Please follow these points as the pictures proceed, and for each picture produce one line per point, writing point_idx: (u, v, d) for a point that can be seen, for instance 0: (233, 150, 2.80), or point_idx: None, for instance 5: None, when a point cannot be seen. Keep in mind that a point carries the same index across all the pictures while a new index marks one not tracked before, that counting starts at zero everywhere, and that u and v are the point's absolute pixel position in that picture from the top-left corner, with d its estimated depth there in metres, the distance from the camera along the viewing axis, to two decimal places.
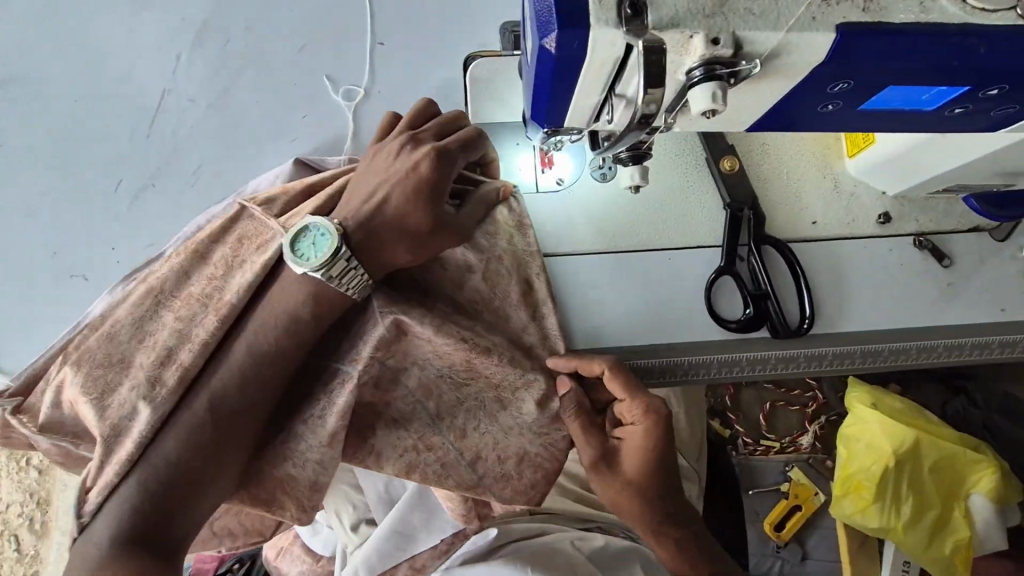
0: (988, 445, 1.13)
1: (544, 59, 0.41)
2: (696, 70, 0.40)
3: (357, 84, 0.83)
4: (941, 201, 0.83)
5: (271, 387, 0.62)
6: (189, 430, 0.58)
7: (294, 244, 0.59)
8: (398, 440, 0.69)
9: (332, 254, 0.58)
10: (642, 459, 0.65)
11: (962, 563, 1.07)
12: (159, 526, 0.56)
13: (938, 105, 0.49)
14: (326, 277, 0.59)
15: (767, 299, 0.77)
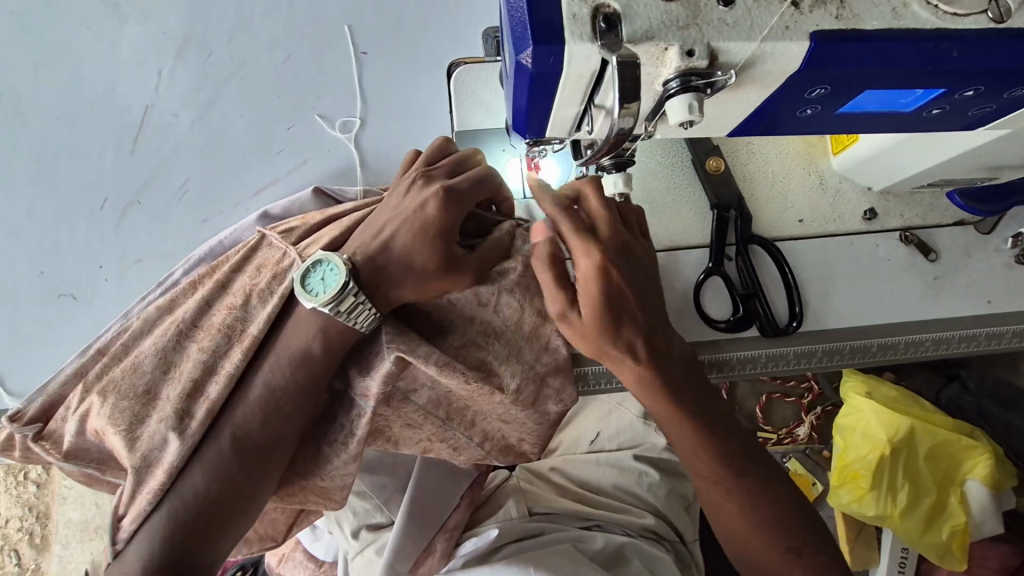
0: (982, 432, 1.15)
1: (521, 74, 0.41)
2: (673, 82, 0.40)
3: (353, 116, 0.82)
4: (926, 196, 0.84)
5: (294, 422, 0.63)
6: (215, 464, 0.60)
7: (304, 280, 0.59)
8: (414, 436, 0.75)
9: (341, 288, 0.58)
10: (598, 299, 0.56)
11: (958, 548, 1.09)
12: (187, 559, 0.57)
13: (917, 106, 0.49)
14: (334, 312, 0.59)
15: (755, 298, 0.77)
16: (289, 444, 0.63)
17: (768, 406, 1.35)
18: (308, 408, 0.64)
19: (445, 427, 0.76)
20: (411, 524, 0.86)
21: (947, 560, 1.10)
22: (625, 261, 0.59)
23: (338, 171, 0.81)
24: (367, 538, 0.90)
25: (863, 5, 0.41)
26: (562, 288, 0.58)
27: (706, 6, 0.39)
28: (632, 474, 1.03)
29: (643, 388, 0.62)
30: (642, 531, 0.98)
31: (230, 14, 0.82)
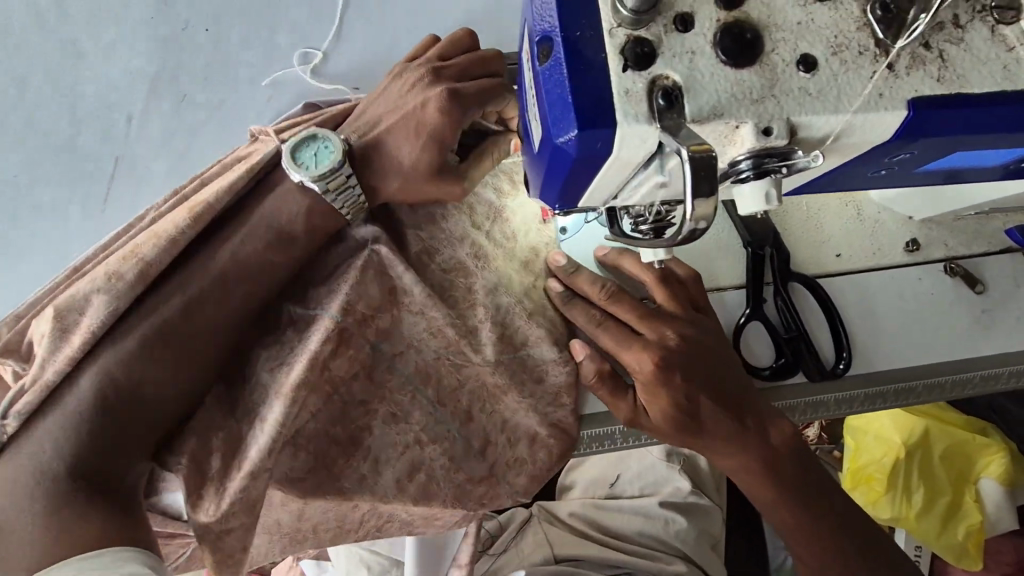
0: (993, 428, 1.12)
1: (560, 158, 0.34)
2: (744, 162, 0.33)
3: (314, 45, 0.75)
4: (971, 222, 0.77)
5: (248, 296, 0.56)
6: (152, 329, 0.54)
7: (295, 151, 0.56)
8: (397, 436, 0.60)
9: (333, 167, 0.55)
10: (664, 410, 0.59)
11: (974, 547, 1.06)
12: (107, 444, 0.51)
13: (1004, 161, 0.42)
14: (323, 191, 0.56)
15: (799, 343, 0.71)
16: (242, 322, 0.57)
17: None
18: (267, 279, 0.57)
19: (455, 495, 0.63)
20: None
21: (962, 560, 1.07)
22: (686, 357, 0.60)
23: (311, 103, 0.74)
24: None
25: (968, 63, 0.34)
26: (623, 399, 0.62)
27: (784, 73, 0.33)
28: (658, 520, 1.00)
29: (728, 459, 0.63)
30: None
31: (204, 44, 0.72)
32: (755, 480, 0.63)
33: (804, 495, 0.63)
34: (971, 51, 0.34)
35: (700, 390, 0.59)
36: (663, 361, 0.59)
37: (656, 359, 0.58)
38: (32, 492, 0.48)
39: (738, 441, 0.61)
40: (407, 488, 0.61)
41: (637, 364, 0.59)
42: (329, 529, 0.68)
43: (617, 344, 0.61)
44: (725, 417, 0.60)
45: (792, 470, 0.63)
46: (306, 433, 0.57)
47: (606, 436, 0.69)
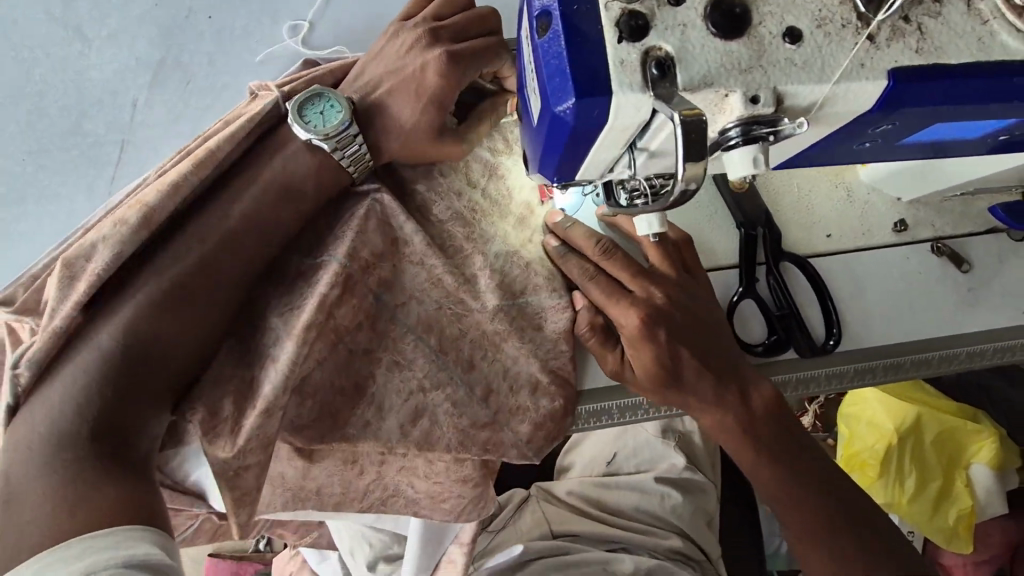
0: (983, 415, 1.17)
1: (558, 126, 0.36)
2: (733, 130, 0.35)
3: (302, 18, 0.76)
4: (956, 202, 0.80)
5: (258, 245, 0.58)
6: (162, 282, 0.54)
7: (301, 110, 0.59)
8: (401, 383, 0.63)
9: (340, 127, 0.59)
10: (648, 363, 0.63)
11: (964, 530, 1.11)
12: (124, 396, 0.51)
13: (985, 133, 0.44)
14: (332, 148, 0.59)
15: (791, 320, 0.74)
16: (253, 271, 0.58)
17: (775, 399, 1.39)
18: (276, 226, 0.59)
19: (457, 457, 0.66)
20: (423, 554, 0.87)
21: (954, 542, 1.11)
22: (670, 314, 0.64)
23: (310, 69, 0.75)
24: (386, 570, 0.97)
25: (946, 36, 0.36)
26: (612, 349, 0.65)
27: (771, 44, 0.34)
28: (653, 495, 1.05)
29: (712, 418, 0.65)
30: (670, 551, 1.01)
31: (206, 31, 0.73)
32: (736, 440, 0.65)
33: (792, 452, 0.64)
34: (948, 24, 0.36)
35: (681, 343, 0.63)
36: (647, 317, 0.62)
37: (642, 315, 0.62)
38: (44, 454, 0.48)
39: (717, 399, 0.64)
40: (410, 432, 0.63)
41: (626, 316, 0.63)
42: (333, 493, 0.71)
43: (607, 298, 0.64)
44: (703, 375, 0.63)
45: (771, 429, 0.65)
46: (311, 385, 0.59)
47: (603, 411, 0.71)
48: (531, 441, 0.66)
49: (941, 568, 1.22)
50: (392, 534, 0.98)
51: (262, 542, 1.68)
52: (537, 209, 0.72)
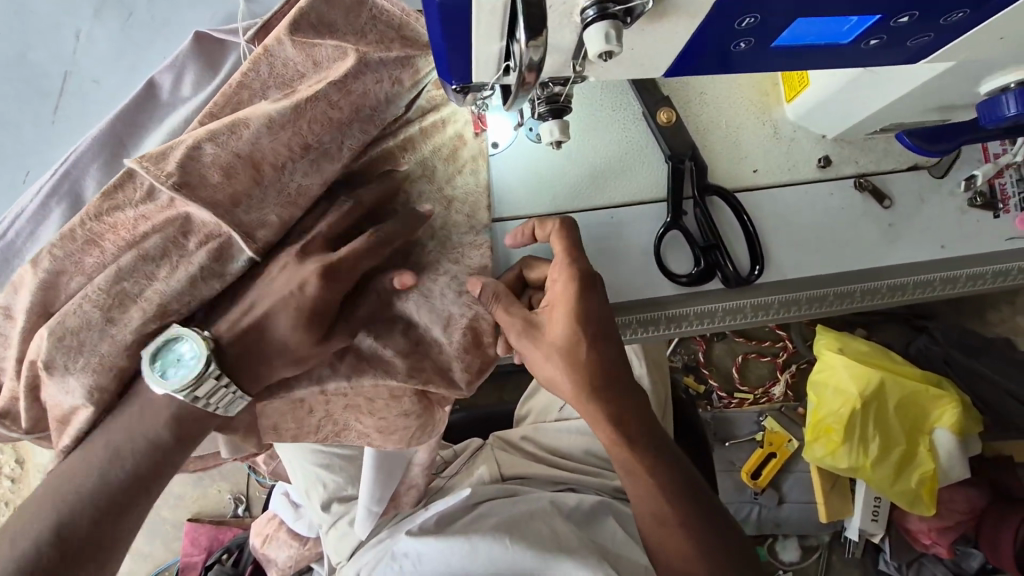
0: (947, 381, 1.21)
1: (430, 5, 0.39)
2: (590, 10, 0.38)
3: None
4: (880, 141, 0.83)
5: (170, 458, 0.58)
6: (62, 509, 0.51)
7: (159, 363, 0.56)
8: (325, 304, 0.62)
9: (198, 375, 0.56)
10: (568, 326, 0.61)
11: (926, 494, 1.16)
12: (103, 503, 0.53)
13: (854, 37, 0.48)
14: (190, 397, 0.57)
15: (714, 250, 0.76)
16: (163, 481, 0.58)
17: (744, 366, 1.47)
18: (172, 466, 0.58)
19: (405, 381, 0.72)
20: (378, 481, 0.93)
21: (916, 506, 1.17)
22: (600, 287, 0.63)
23: (226, 15, 0.77)
24: (339, 509, 1.01)
25: None
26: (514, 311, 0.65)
27: None
28: None
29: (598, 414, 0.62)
30: (614, 491, 1.08)
31: None
32: (619, 448, 0.63)
33: (661, 455, 0.63)
34: None
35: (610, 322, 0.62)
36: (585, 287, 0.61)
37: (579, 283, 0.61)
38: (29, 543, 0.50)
39: (619, 396, 0.62)
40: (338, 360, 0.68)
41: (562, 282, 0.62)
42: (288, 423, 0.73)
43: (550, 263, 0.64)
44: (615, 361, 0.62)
45: (652, 434, 0.64)
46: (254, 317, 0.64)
47: None
48: (468, 385, 0.72)
49: (909, 535, 1.26)
50: (346, 476, 1.01)
51: (239, 507, 1.70)
52: (470, 141, 0.75)
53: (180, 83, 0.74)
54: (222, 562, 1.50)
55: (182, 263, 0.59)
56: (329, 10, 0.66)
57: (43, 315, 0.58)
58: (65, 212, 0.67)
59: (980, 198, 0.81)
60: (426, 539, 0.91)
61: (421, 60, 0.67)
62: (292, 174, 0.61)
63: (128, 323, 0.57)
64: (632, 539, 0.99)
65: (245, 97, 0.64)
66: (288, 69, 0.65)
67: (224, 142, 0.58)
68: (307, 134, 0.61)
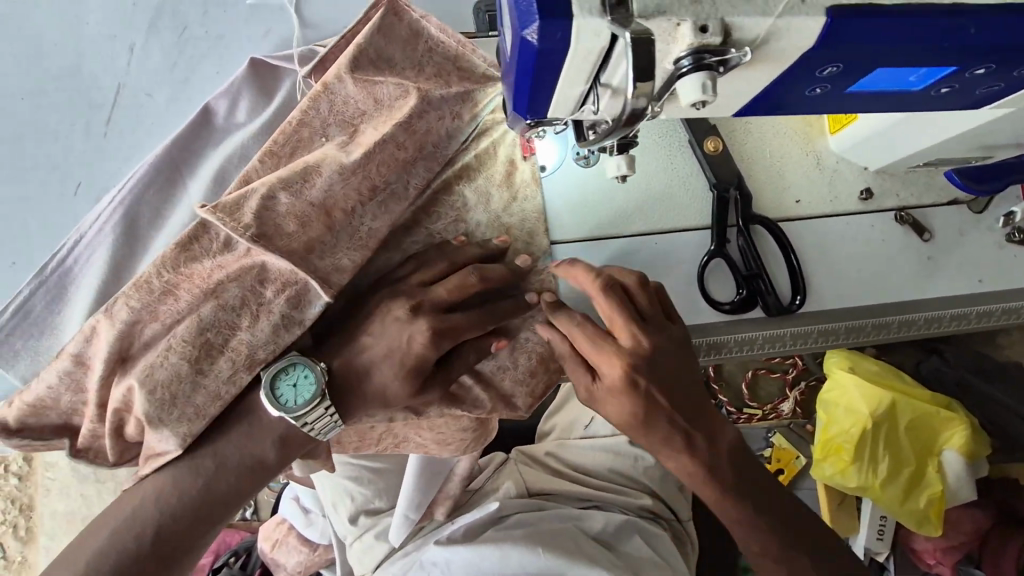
0: (956, 403, 1.20)
1: (525, 52, 0.39)
2: (685, 60, 0.39)
3: None
4: (921, 174, 0.83)
5: (226, 506, 0.62)
6: (120, 554, 0.56)
7: (276, 388, 0.60)
8: (384, 326, 0.65)
9: (312, 404, 0.61)
10: (631, 406, 0.61)
11: (934, 515, 1.17)
12: (199, 521, 0.60)
13: (924, 86, 0.48)
14: (300, 421, 0.62)
15: (757, 279, 0.77)
16: (215, 526, 0.62)
17: (753, 382, 1.39)
18: (225, 513, 0.63)
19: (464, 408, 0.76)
20: (419, 486, 0.95)
21: (925, 527, 1.17)
22: (656, 363, 0.61)
23: (281, 41, 0.79)
24: (366, 522, 1.01)
25: None
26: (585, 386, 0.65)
27: None
28: (626, 457, 1.11)
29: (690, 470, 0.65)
30: (639, 509, 1.07)
31: None
32: (715, 495, 0.65)
33: (755, 499, 0.65)
34: None
35: (666, 395, 0.61)
36: (634, 367, 0.60)
37: (627, 366, 0.60)
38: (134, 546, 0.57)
39: (693, 450, 0.63)
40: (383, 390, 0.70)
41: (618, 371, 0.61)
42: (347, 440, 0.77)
43: (593, 346, 0.62)
44: (684, 424, 0.63)
45: (743, 476, 0.65)
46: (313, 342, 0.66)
47: None
48: (528, 408, 0.77)
49: (912, 554, 1.28)
50: (374, 489, 1.02)
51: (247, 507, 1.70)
52: (521, 165, 0.75)
53: (234, 109, 0.75)
54: (228, 565, 1.47)
55: (263, 312, 0.61)
56: (386, 45, 0.68)
57: (120, 362, 0.60)
58: (118, 240, 0.69)
59: (1018, 233, 0.82)
60: (457, 549, 0.93)
61: (481, 94, 0.70)
62: (362, 218, 0.64)
63: (220, 373, 0.60)
64: (657, 557, 0.98)
65: (305, 136, 0.65)
66: (348, 107, 0.66)
67: (299, 190, 0.61)
68: (376, 177, 0.64)
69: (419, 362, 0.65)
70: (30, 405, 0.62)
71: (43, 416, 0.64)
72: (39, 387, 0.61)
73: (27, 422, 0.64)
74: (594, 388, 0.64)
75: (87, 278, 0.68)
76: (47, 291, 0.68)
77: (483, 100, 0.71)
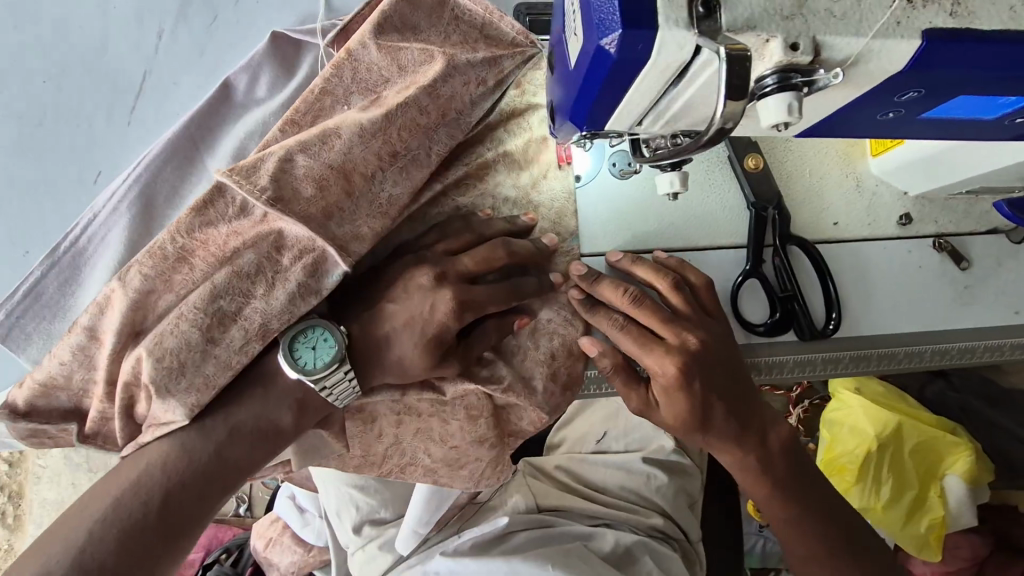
0: (961, 428, 1.16)
1: (600, 61, 0.37)
2: (770, 78, 0.37)
3: None
4: (961, 202, 0.82)
5: (240, 471, 0.56)
6: (126, 518, 0.48)
7: (294, 350, 0.56)
8: (410, 331, 0.61)
9: (334, 365, 0.56)
10: (684, 407, 0.64)
11: (935, 540, 1.11)
12: (211, 486, 0.53)
13: (1000, 114, 0.46)
14: (319, 386, 0.57)
15: (792, 301, 0.75)
16: (226, 494, 0.55)
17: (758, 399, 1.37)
18: (238, 482, 0.56)
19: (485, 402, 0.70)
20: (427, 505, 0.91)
21: (924, 551, 1.11)
22: (705, 365, 0.64)
23: (303, 15, 0.76)
24: (371, 533, 0.98)
25: (980, 2, 0.37)
26: (636, 390, 0.68)
27: None
28: (640, 475, 1.07)
29: (739, 463, 0.70)
30: (651, 529, 1.03)
31: None
32: (761, 486, 0.70)
33: (800, 489, 0.70)
34: None
35: (714, 393, 0.64)
36: (685, 367, 0.62)
37: (679, 365, 0.62)
38: (138, 510, 0.49)
39: (740, 442, 0.68)
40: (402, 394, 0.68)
41: (674, 379, 0.63)
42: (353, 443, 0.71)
43: (639, 349, 0.64)
44: (731, 419, 0.66)
45: (789, 469, 0.70)
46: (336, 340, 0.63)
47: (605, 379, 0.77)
48: (547, 396, 0.71)
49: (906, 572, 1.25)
50: (380, 500, 0.99)
51: (242, 506, 1.63)
52: (557, 173, 0.74)
53: (255, 84, 0.72)
54: (221, 561, 1.41)
55: (278, 281, 0.56)
56: (411, 12, 0.64)
57: (134, 334, 0.56)
58: (138, 219, 0.64)
59: None
60: (464, 564, 0.91)
61: (508, 61, 0.66)
62: (383, 185, 0.61)
63: (232, 342, 0.55)
64: None
65: (326, 104, 0.62)
66: (371, 75, 0.63)
67: (317, 153, 0.57)
68: (396, 142, 0.60)
69: (441, 334, 0.61)
70: (41, 384, 0.58)
71: (53, 399, 0.59)
72: (50, 362, 0.57)
73: (36, 404, 0.59)
74: (652, 396, 0.68)
75: (105, 258, 0.64)
76: (59, 276, 0.63)
77: (510, 70, 0.67)
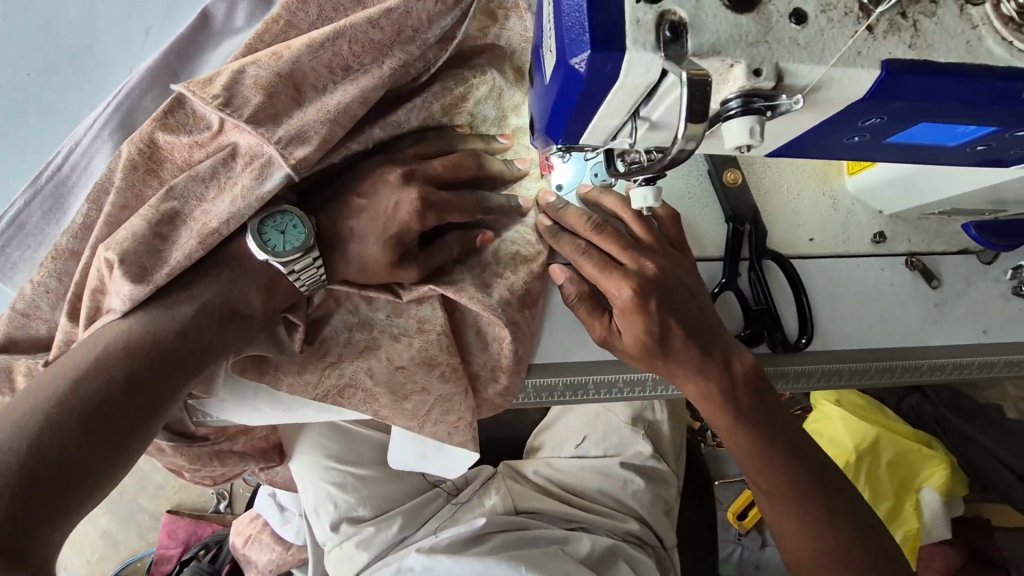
0: (937, 443, 1.18)
1: (572, 80, 0.37)
2: (734, 101, 0.38)
3: None
4: (934, 221, 0.83)
5: (203, 359, 0.56)
6: (86, 400, 0.48)
7: (262, 232, 0.56)
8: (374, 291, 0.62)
9: (303, 249, 0.57)
10: (641, 328, 0.64)
11: (909, 552, 1.10)
12: (172, 373, 0.53)
13: (962, 141, 0.48)
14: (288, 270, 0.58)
15: (766, 315, 0.76)
16: (189, 384, 0.55)
17: None
18: (200, 369, 0.56)
19: (442, 317, 0.68)
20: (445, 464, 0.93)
21: None
22: (662, 290, 0.65)
23: None
24: (348, 530, 0.97)
25: (938, 35, 0.38)
26: (600, 317, 0.68)
27: (778, 22, 0.37)
28: (617, 479, 1.08)
29: (702, 396, 0.67)
30: (627, 534, 1.04)
31: None
32: (728, 425, 0.67)
33: (774, 432, 0.67)
34: (942, 25, 0.38)
35: (670, 315, 0.64)
36: (640, 288, 0.64)
37: (635, 287, 0.64)
38: (97, 393, 0.49)
39: (702, 371, 0.66)
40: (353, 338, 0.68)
41: (630, 300, 0.63)
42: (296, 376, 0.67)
43: (599, 273, 0.65)
44: (691, 344, 0.65)
45: (758, 406, 0.67)
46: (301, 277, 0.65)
47: (575, 386, 0.76)
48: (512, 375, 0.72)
49: None
50: (358, 497, 0.99)
51: (222, 502, 1.61)
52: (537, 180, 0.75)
53: (233, 13, 0.70)
54: (198, 558, 1.41)
55: (228, 184, 0.58)
56: None
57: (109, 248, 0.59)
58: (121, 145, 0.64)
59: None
60: (439, 562, 0.90)
61: None
62: (332, 93, 0.59)
63: (180, 240, 0.56)
64: None
65: (290, 36, 0.64)
66: (337, 13, 0.65)
67: (268, 64, 0.57)
68: (347, 55, 0.59)
69: (403, 231, 0.60)
70: (22, 313, 0.61)
71: (34, 332, 0.62)
72: (34, 288, 0.61)
73: (15, 337, 0.62)
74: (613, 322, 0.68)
75: (86, 188, 0.64)
76: (43, 205, 0.64)
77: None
